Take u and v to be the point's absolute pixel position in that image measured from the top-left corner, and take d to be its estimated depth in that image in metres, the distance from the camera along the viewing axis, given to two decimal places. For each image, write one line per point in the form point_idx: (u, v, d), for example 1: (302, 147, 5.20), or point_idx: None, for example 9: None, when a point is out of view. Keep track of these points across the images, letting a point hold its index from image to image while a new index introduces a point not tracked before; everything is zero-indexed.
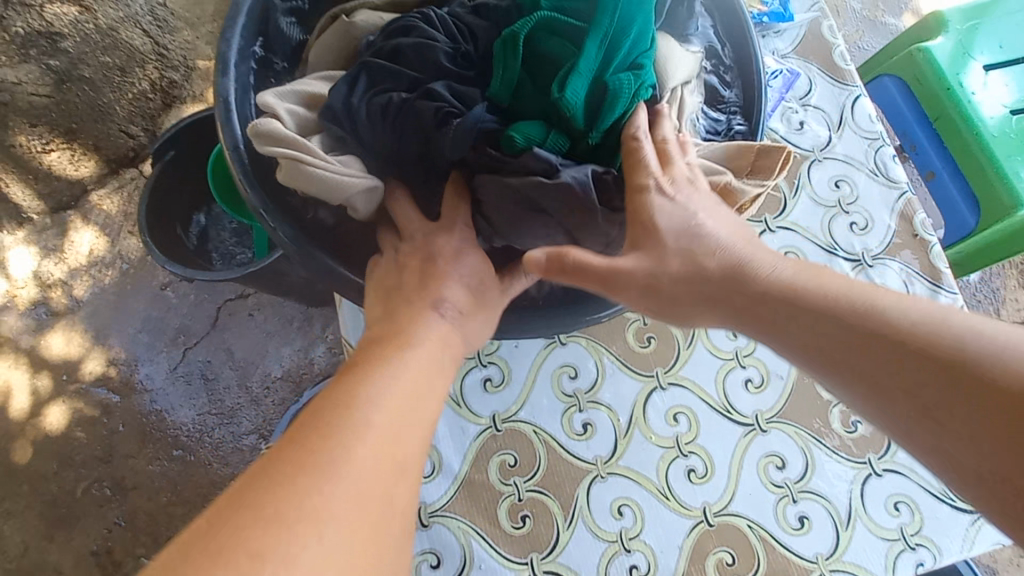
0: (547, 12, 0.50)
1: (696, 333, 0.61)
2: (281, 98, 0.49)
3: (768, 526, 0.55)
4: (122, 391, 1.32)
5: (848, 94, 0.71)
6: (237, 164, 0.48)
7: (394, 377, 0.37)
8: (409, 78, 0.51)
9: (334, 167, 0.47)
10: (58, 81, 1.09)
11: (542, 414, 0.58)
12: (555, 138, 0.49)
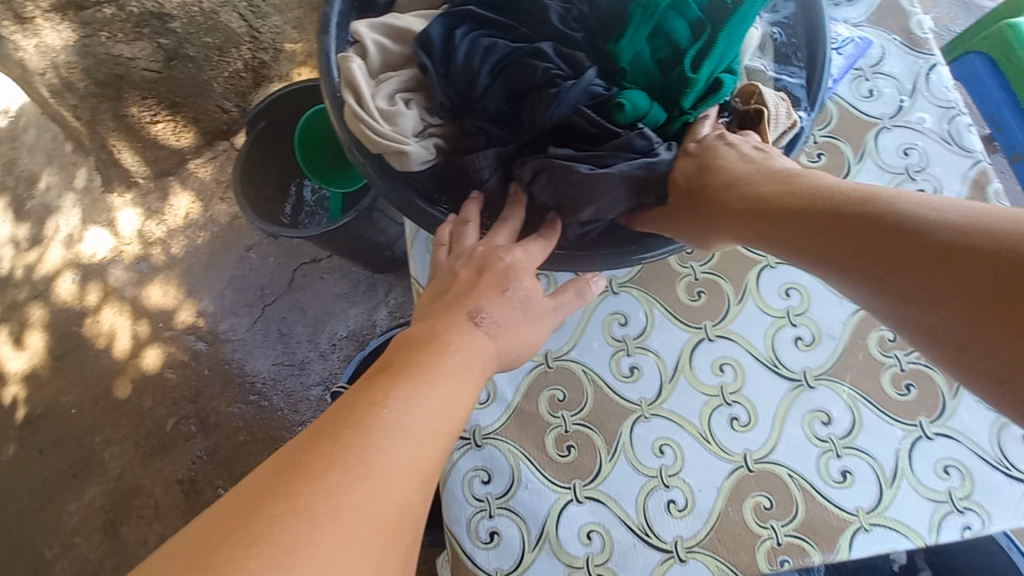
0: None
1: (748, 290, 0.63)
2: (375, 31, 0.57)
3: (808, 476, 0.57)
4: (208, 339, 1.47)
5: (925, 62, 0.70)
6: (326, 88, 0.55)
7: (433, 379, 0.37)
8: (516, 32, 0.57)
9: (384, 128, 0.52)
10: (166, 58, 1.23)
11: (592, 356, 0.62)
12: (657, 110, 0.54)
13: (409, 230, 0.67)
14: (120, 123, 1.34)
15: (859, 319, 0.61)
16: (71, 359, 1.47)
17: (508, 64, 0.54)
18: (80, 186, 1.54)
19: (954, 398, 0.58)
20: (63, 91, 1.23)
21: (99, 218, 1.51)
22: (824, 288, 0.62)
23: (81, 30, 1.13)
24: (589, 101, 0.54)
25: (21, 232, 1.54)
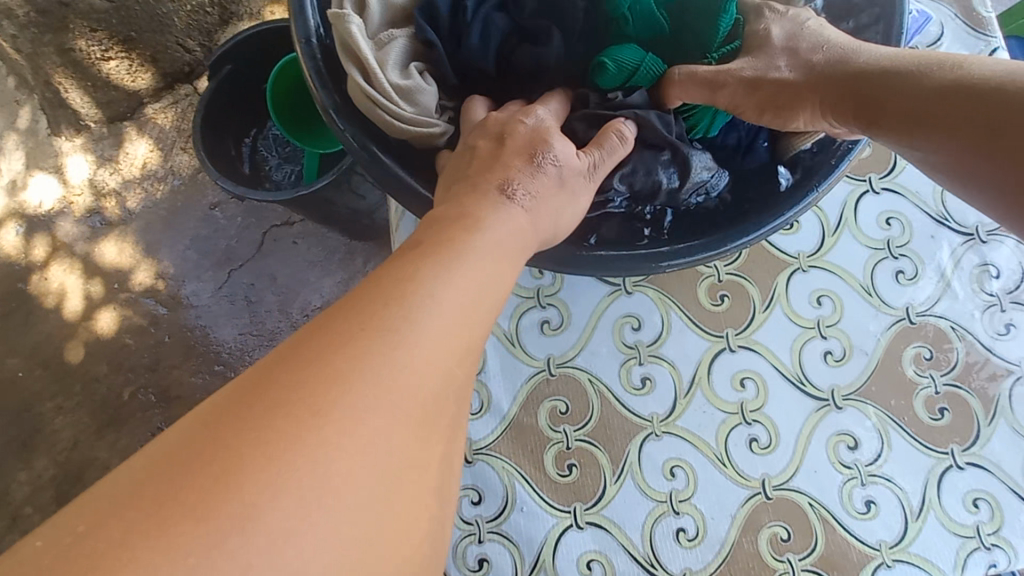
0: None
1: (776, 296, 0.57)
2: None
3: (830, 506, 0.51)
4: (169, 304, 1.36)
5: (985, 44, 0.62)
6: (303, 47, 0.43)
7: (459, 260, 0.30)
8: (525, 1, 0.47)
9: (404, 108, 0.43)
10: None
11: (599, 363, 0.55)
12: (650, 64, 0.47)
13: (396, 210, 0.58)
14: (65, 58, 1.18)
15: (893, 334, 0.55)
16: (16, 318, 1.34)
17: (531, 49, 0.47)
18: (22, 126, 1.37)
19: (989, 425, 0.54)
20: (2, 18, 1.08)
21: (45, 164, 1.35)
22: (858, 298, 0.56)
23: None
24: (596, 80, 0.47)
25: None
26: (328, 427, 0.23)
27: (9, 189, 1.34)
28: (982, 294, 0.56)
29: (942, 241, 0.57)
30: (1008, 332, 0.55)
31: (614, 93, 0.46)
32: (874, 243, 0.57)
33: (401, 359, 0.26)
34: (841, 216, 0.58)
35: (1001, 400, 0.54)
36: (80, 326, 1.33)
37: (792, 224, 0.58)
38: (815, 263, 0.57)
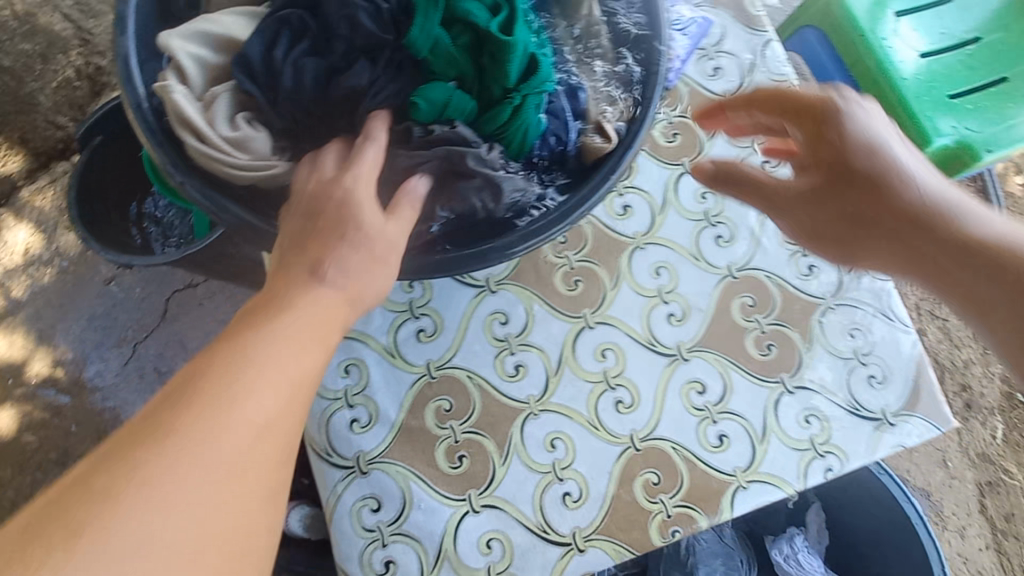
0: None
1: (621, 274, 0.64)
2: (188, 40, 0.45)
3: (690, 445, 0.59)
4: (72, 391, 1.29)
5: (760, 39, 0.73)
6: (133, 108, 0.45)
7: (246, 364, 0.33)
8: (329, 45, 0.45)
9: (235, 155, 0.44)
10: None
11: (474, 359, 0.60)
12: (460, 98, 0.44)
13: None
14: None
15: (721, 289, 0.65)
16: None
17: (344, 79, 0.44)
18: None
19: (808, 351, 0.63)
20: None
21: None
22: (689, 263, 0.65)
23: None
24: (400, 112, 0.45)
25: None
26: (117, 509, 0.28)
27: None
28: (787, 244, 0.66)
29: (749, 205, 0.67)
30: (811, 272, 0.66)
31: (434, 126, 0.44)
32: (694, 215, 0.67)
33: (195, 453, 0.30)
34: (664, 196, 0.67)
35: (815, 328, 0.64)
36: None
37: (626, 210, 0.66)
38: (650, 240, 0.65)
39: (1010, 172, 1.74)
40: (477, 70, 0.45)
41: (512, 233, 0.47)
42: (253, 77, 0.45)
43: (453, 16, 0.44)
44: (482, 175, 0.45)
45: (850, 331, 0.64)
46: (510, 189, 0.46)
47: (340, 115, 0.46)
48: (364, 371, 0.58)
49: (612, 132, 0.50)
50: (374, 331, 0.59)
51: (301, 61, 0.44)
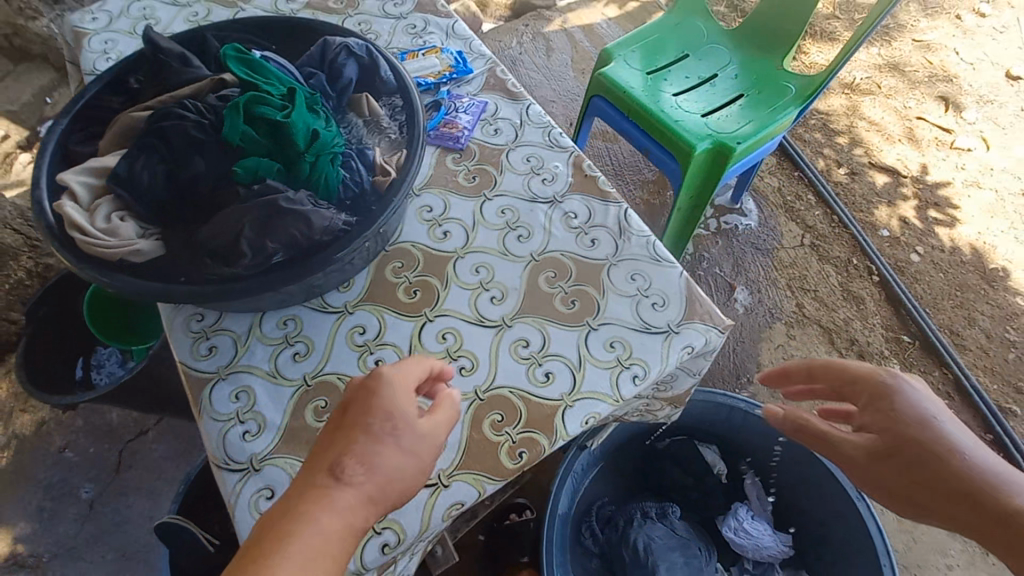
0: (266, 90, 0.68)
1: (450, 278, 0.83)
2: (79, 174, 0.67)
3: (523, 386, 0.74)
4: (30, 564, 1.40)
5: (522, 104, 1.02)
6: (42, 224, 0.66)
7: (363, 462, 0.51)
8: (174, 151, 0.67)
9: (108, 241, 0.64)
10: None
11: (342, 364, 0.76)
12: (268, 163, 0.66)
13: (168, 321, 0.79)
14: None
15: (529, 271, 0.83)
16: None
17: (185, 177, 0.67)
18: None
19: (603, 297, 0.81)
20: None
21: None
22: (500, 259, 0.85)
23: None
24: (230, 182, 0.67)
25: None
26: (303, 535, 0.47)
27: None
28: (572, 229, 0.87)
29: (537, 210, 0.89)
30: (593, 243, 0.86)
31: (256, 185, 0.66)
32: (498, 226, 0.88)
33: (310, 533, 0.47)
34: (473, 219, 0.88)
35: (605, 279, 0.83)
36: None
37: (446, 234, 0.87)
38: (468, 250, 0.85)
39: (833, 167, 2.10)
40: (277, 145, 0.67)
41: (327, 246, 0.67)
42: (124, 188, 0.67)
43: (252, 115, 0.66)
44: (296, 209, 0.65)
45: (632, 275, 0.83)
46: (318, 217, 0.66)
47: (190, 199, 0.67)
48: (252, 394, 0.73)
49: (392, 169, 0.74)
50: (258, 361, 0.75)
51: (155, 173, 0.67)
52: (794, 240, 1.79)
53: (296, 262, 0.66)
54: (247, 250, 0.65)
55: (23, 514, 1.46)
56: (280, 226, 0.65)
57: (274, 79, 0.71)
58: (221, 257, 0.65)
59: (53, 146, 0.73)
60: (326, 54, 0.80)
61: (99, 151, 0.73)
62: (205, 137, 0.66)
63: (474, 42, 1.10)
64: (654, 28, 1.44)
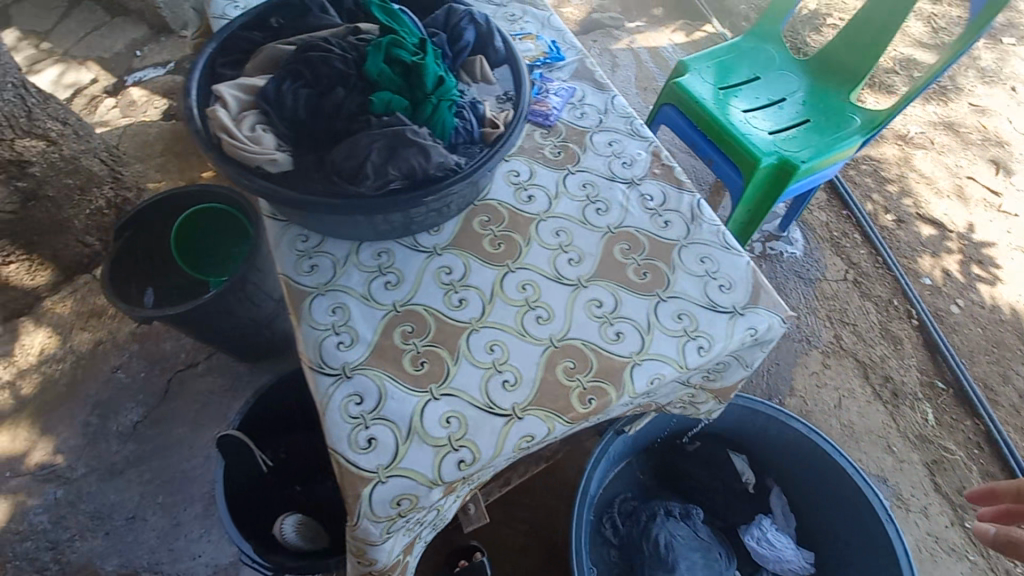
0: (402, 36, 0.76)
1: (532, 236, 0.89)
2: (231, 87, 0.76)
3: (595, 341, 0.79)
4: (63, 475, 1.47)
5: (607, 95, 1.08)
6: (192, 126, 0.73)
7: None
8: (316, 80, 0.74)
9: (250, 146, 0.71)
10: (23, 198, 1.57)
11: (429, 297, 0.82)
12: (399, 99, 0.73)
13: (275, 239, 0.86)
14: None
15: (606, 241, 0.89)
16: None
17: (322, 102, 0.74)
18: None
19: (673, 272, 0.86)
20: None
21: None
22: (580, 226, 0.90)
23: None
24: (361, 110, 0.73)
25: None
26: None
27: None
28: (648, 209, 0.92)
29: (617, 188, 0.95)
30: (667, 224, 0.91)
31: (383, 116, 0.72)
32: (579, 197, 0.93)
33: None
34: (557, 188, 0.95)
35: (676, 258, 0.87)
36: None
37: (531, 198, 0.93)
38: (550, 215, 0.91)
39: (880, 212, 2.13)
40: (408, 85, 0.74)
41: (439, 182, 0.74)
42: (268, 104, 0.74)
43: (391, 54, 0.74)
44: (421, 142, 0.71)
45: (702, 258, 0.88)
46: (436, 153, 0.72)
47: (322, 122, 0.74)
48: (347, 310, 0.79)
49: (500, 123, 0.80)
50: (354, 284, 0.82)
51: (296, 94, 0.74)
52: (837, 273, 1.80)
53: (411, 191, 0.73)
54: (370, 172, 0.71)
55: (70, 426, 1.54)
56: (400, 157, 0.71)
57: (408, 28, 0.78)
58: (345, 176, 0.72)
59: (204, 63, 0.82)
60: (448, 19, 0.87)
61: (245, 71, 0.81)
62: (344, 69, 0.74)
63: (568, 35, 1.17)
64: (729, 49, 1.51)
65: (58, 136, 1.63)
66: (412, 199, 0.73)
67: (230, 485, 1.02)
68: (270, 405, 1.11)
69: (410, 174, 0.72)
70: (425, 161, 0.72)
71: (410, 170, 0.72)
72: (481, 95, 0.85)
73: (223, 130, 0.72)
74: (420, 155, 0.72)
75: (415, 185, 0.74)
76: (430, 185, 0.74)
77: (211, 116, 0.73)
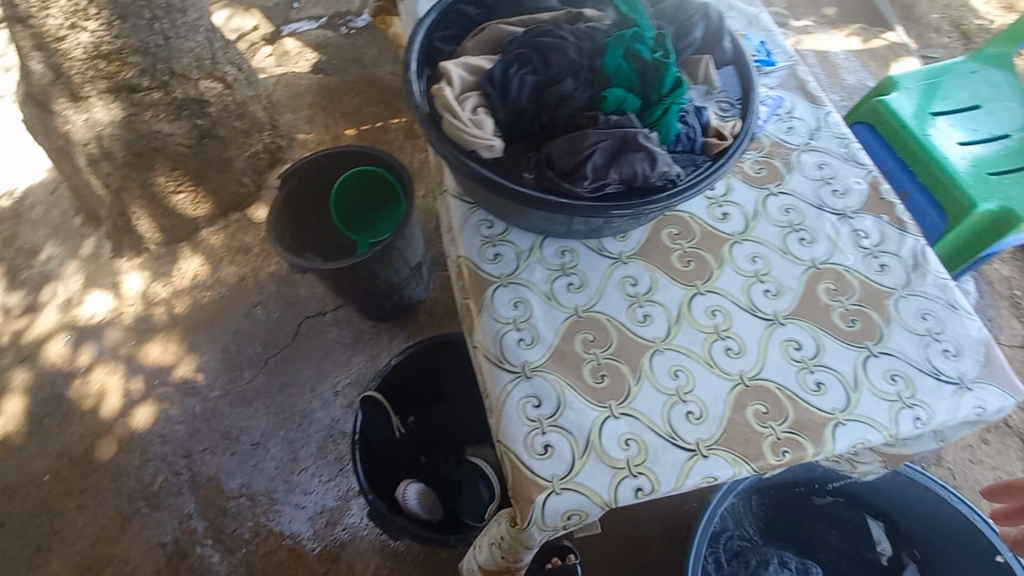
0: (643, 30, 0.71)
1: (725, 258, 0.82)
2: (457, 65, 0.75)
3: (792, 387, 0.72)
4: (200, 393, 1.62)
5: (821, 111, 0.98)
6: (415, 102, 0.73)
7: None
8: (546, 68, 0.71)
9: (472, 129, 0.70)
10: (198, 134, 1.70)
11: (611, 307, 0.77)
12: (632, 100, 0.70)
13: (460, 222, 0.85)
14: (149, 194, 1.74)
15: (808, 276, 0.80)
16: (52, 420, 1.61)
17: (548, 92, 0.71)
18: (89, 254, 1.85)
19: (887, 325, 0.76)
20: (102, 160, 1.61)
21: (105, 283, 1.78)
22: (779, 255, 0.82)
23: (129, 108, 1.56)
24: (588, 107, 0.70)
25: (14, 300, 1.80)
26: None
27: (68, 305, 1.75)
28: (860, 248, 0.83)
29: (825, 218, 0.85)
30: (882, 268, 0.81)
31: (612, 117, 0.69)
32: (780, 222, 0.85)
33: None
34: (756, 208, 0.86)
35: (892, 309, 0.78)
36: (118, 420, 1.58)
37: (726, 216, 0.85)
38: (746, 237, 0.84)
39: None
40: (642, 84, 0.70)
41: (659, 192, 0.69)
42: (492, 88, 0.73)
43: (631, 49, 0.69)
44: (651, 148, 0.66)
45: (923, 314, 0.77)
46: (662, 161, 0.67)
47: (544, 112, 0.71)
48: (528, 306, 0.77)
49: (727, 134, 0.73)
50: (536, 280, 0.79)
51: (524, 79, 0.71)
52: (1014, 338, 1.58)
53: (626, 198, 0.69)
54: (591, 172, 0.67)
55: (210, 349, 1.68)
56: (624, 161, 0.67)
57: (646, 21, 0.73)
58: (562, 172, 0.69)
59: (424, 36, 0.82)
60: (678, 14, 0.81)
61: (466, 49, 0.80)
62: (577, 61, 0.70)
63: (777, 37, 1.07)
64: (945, 70, 1.33)
65: (233, 81, 1.74)
66: (627, 206, 0.68)
67: (366, 445, 1.06)
68: (408, 373, 1.14)
69: (628, 179, 0.68)
70: (649, 168, 0.67)
71: (631, 175, 0.67)
72: (703, 100, 0.79)
73: (447, 110, 0.71)
74: (646, 161, 0.67)
75: (630, 192, 0.69)
76: (646, 194, 0.69)
77: (436, 94, 0.73)
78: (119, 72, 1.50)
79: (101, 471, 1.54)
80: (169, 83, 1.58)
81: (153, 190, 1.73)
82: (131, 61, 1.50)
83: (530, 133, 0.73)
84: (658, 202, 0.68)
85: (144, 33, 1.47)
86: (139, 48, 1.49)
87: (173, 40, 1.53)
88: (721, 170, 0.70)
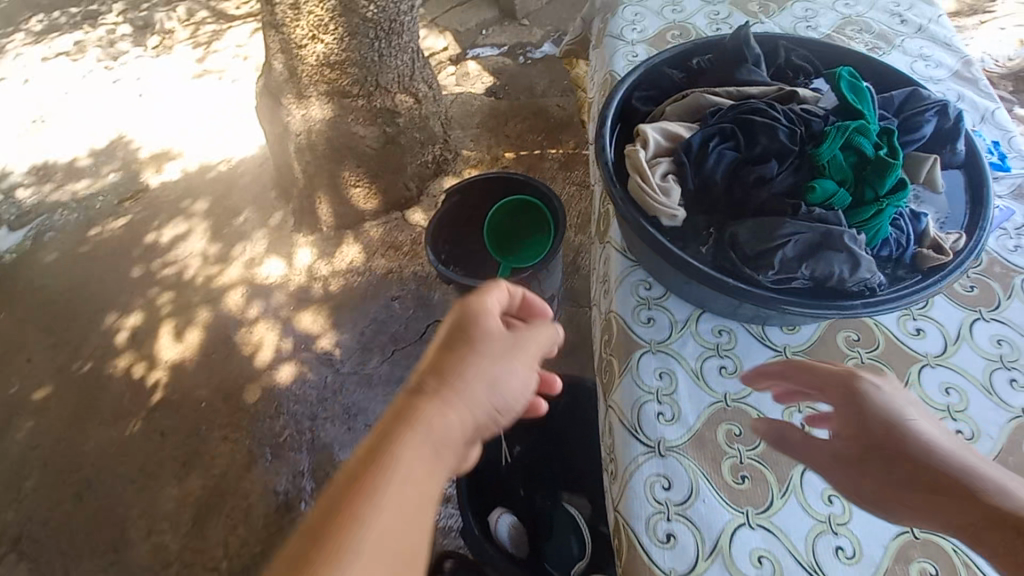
0: (866, 124, 0.66)
1: (911, 381, 0.72)
2: (654, 128, 0.76)
3: (976, 557, 0.61)
4: (334, 366, 1.80)
5: None
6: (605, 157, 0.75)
7: (399, 453, 0.47)
8: (748, 147, 0.70)
9: (657, 195, 0.70)
10: (384, 140, 1.90)
11: (765, 403, 0.72)
12: (843, 195, 0.64)
13: (617, 277, 0.85)
14: (334, 184, 1.98)
15: (1015, 428, 0.69)
16: (218, 357, 1.89)
17: (745, 172, 0.69)
18: (275, 223, 2.15)
19: None
20: (307, 150, 1.88)
21: (282, 251, 2.06)
22: (980, 392, 0.71)
23: (337, 110, 1.80)
24: (788, 193, 0.66)
25: (214, 249, 2.16)
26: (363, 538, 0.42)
27: (251, 263, 2.06)
28: None
29: None
30: None
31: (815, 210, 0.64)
32: (989, 354, 0.73)
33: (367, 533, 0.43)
34: (959, 331, 0.75)
35: None
36: (265, 372, 1.81)
37: (920, 332, 0.75)
38: (941, 362, 0.73)
39: None
40: (856, 180, 0.65)
41: (853, 300, 0.63)
42: (687, 156, 0.72)
43: (850, 143, 0.65)
44: (858, 254, 0.61)
45: None
46: (864, 267, 0.62)
47: (737, 191, 0.69)
48: (674, 380, 0.74)
49: (947, 249, 0.65)
50: (687, 355, 0.76)
51: (721, 156, 0.70)
52: None
53: (811, 297, 0.64)
54: (780, 265, 0.64)
55: (350, 329, 1.86)
56: (822, 258, 0.62)
57: (869, 114, 0.68)
58: (744, 256, 0.66)
59: (625, 91, 0.84)
60: (905, 109, 0.75)
61: (664, 113, 0.81)
62: (786, 145, 0.67)
63: (1017, 138, 0.93)
64: None
65: (422, 97, 1.93)
66: (812, 305, 0.63)
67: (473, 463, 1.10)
68: None
69: (820, 278, 0.63)
70: (847, 272, 0.62)
71: (823, 275, 0.63)
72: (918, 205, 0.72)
73: (637, 171, 0.72)
74: (846, 263, 0.62)
75: (817, 292, 0.64)
76: (835, 298, 0.64)
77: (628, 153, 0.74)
78: (337, 79, 1.73)
79: (243, 411, 1.77)
80: (372, 93, 1.79)
81: (337, 181, 1.97)
82: (348, 71, 1.72)
83: (715, 208, 0.72)
84: (849, 310, 0.62)
85: (364, 49, 1.69)
86: (357, 61, 1.70)
87: (385, 57, 1.74)
88: (934, 288, 0.62)
